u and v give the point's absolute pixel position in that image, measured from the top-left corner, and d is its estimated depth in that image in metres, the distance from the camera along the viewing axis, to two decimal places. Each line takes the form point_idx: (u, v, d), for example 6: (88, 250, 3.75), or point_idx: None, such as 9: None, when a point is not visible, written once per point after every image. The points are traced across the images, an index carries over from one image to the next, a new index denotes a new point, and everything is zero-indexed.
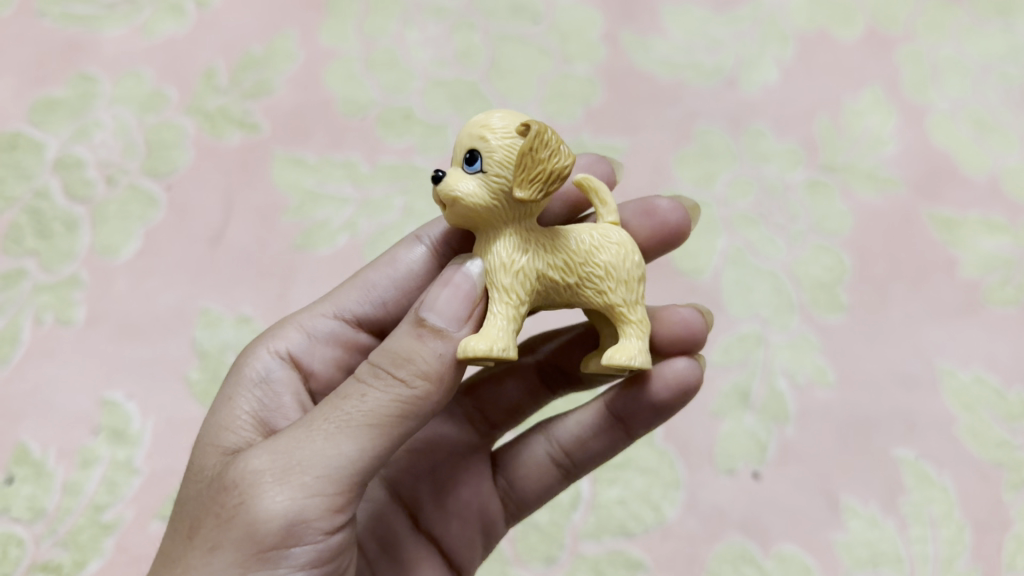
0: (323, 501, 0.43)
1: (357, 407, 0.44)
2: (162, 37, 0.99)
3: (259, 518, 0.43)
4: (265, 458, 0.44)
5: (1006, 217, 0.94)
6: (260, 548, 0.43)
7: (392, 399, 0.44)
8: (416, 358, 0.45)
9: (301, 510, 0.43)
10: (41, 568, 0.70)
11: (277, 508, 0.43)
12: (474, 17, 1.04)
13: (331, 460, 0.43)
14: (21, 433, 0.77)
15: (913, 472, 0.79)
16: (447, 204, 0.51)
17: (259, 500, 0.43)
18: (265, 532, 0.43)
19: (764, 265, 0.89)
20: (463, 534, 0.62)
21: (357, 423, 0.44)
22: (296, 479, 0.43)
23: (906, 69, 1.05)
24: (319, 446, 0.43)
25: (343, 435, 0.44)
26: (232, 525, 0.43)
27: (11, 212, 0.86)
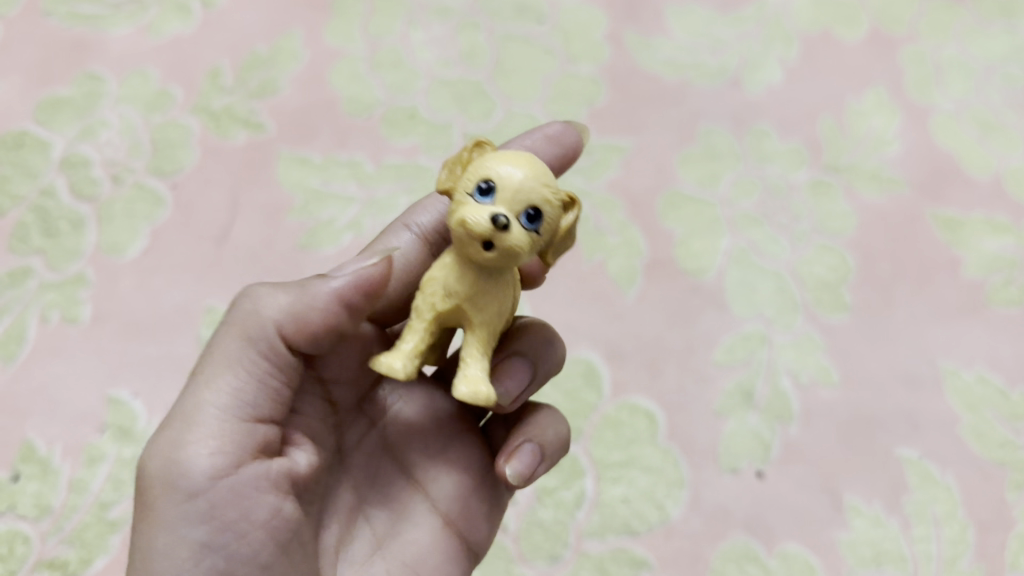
0: (194, 439, 0.47)
1: (207, 358, 0.50)
2: (168, 36, 0.99)
3: (144, 467, 0.48)
4: (160, 420, 0.51)
5: (1009, 218, 0.95)
6: (151, 496, 0.47)
7: (233, 346, 0.49)
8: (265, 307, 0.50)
9: (172, 451, 0.47)
10: (47, 565, 0.70)
11: (156, 454, 0.48)
12: (479, 17, 1.04)
13: (197, 403, 0.48)
14: (27, 430, 0.77)
15: (917, 471, 0.79)
16: (499, 256, 0.44)
17: (151, 447, 0.48)
18: (157, 474, 0.47)
19: (768, 265, 0.90)
20: (482, 513, 0.57)
21: (211, 368, 0.49)
22: (170, 427, 0.48)
23: (909, 70, 1.05)
24: (185, 395, 0.49)
25: (202, 379, 0.49)
26: (140, 477, 0.48)
27: (17, 211, 0.87)
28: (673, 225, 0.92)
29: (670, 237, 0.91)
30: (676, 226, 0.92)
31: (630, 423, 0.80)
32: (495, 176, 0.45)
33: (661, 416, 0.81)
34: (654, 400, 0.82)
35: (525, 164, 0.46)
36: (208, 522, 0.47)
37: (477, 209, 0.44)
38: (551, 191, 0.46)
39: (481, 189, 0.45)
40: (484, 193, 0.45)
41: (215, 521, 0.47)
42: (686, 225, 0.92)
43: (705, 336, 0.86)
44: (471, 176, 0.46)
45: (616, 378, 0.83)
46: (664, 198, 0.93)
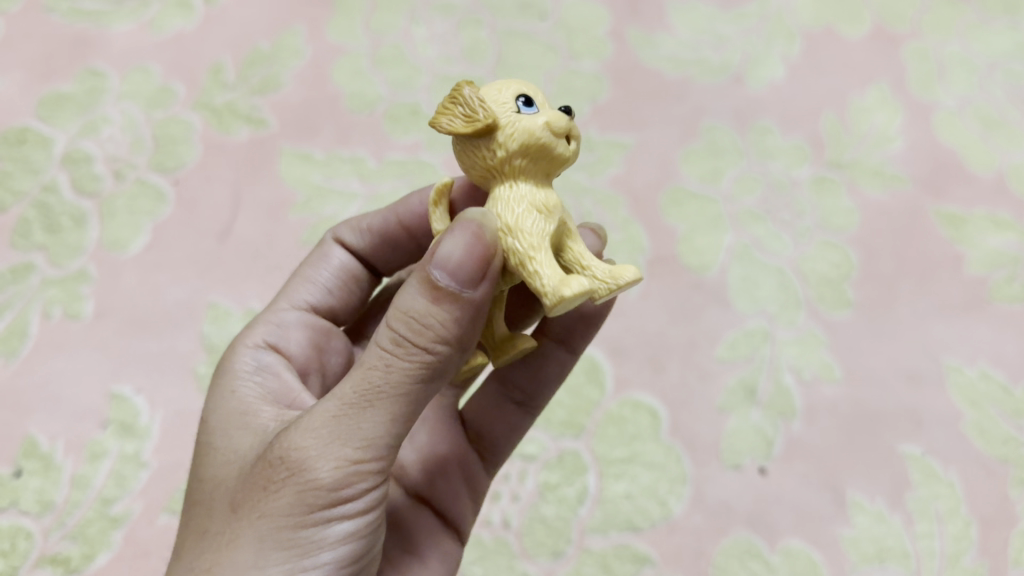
0: (365, 466, 0.43)
1: (385, 379, 0.42)
2: (170, 32, 0.99)
3: (303, 490, 0.42)
4: (304, 433, 0.43)
5: (1012, 214, 0.94)
6: (308, 512, 0.43)
7: (418, 367, 0.43)
8: (438, 322, 0.43)
9: (344, 475, 0.42)
10: (49, 561, 0.70)
11: (322, 480, 0.42)
12: (481, 13, 1.04)
13: (371, 429, 0.42)
14: (29, 426, 0.77)
15: (920, 467, 0.79)
16: (570, 143, 0.51)
17: (301, 472, 0.42)
18: (314, 498, 0.42)
19: (771, 261, 0.90)
20: (458, 495, 0.63)
21: (392, 391, 0.42)
22: (339, 450, 0.42)
23: (911, 66, 1.05)
24: (356, 417, 0.42)
25: (377, 405, 0.42)
26: (281, 495, 0.42)
27: (19, 207, 0.87)
28: (676, 222, 0.91)
29: (673, 233, 0.91)
30: (679, 222, 0.92)
31: (633, 419, 0.80)
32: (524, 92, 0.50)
33: (664, 412, 0.81)
34: (657, 396, 0.82)
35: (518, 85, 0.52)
36: (358, 528, 0.45)
37: (552, 114, 0.49)
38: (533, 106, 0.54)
39: (523, 103, 0.49)
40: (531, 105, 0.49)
41: (364, 527, 0.45)
42: (689, 221, 0.92)
43: (708, 332, 0.86)
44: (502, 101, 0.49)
45: (618, 374, 0.83)
46: (666, 194, 0.93)
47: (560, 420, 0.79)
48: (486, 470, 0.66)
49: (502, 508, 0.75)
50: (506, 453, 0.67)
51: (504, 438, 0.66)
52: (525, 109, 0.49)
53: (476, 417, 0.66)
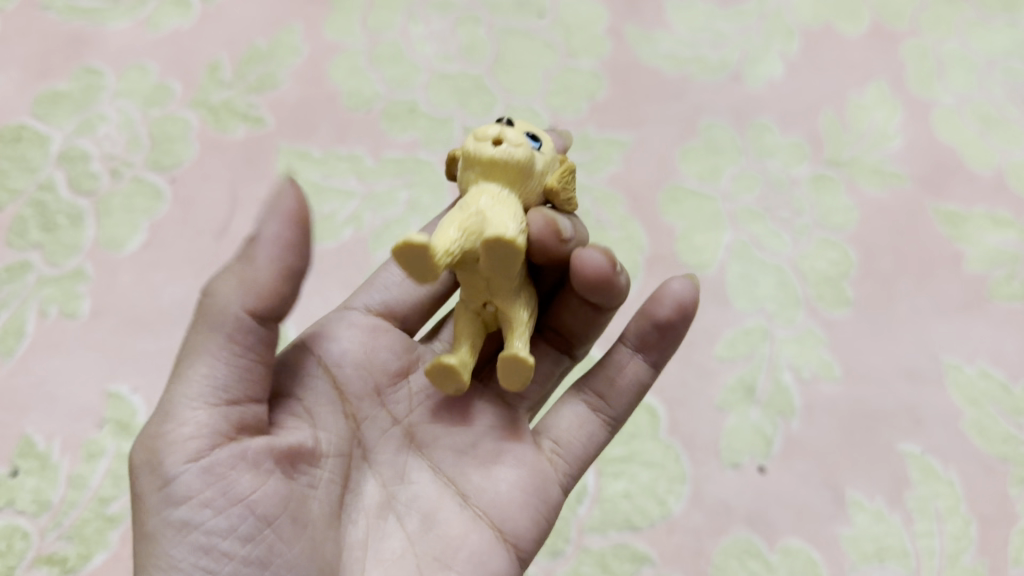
0: (178, 426, 0.45)
1: (189, 344, 0.47)
2: (167, 30, 0.99)
3: (137, 462, 0.46)
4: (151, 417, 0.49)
5: (1011, 213, 0.94)
6: (142, 482, 0.45)
7: (204, 320, 0.46)
8: (219, 280, 0.46)
9: (162, 444, 0.45)
10: (46, 561, 0.69)
11: (143, 447, 0.46)
12: (478, 11, 1.04)
13: (180, 390, 0.46)
14: (25, 425, 0.76)
15: (920, 465, 0.79)
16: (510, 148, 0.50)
17: (137, 443, 0.47)
18: (140, 466, 0.46)
19: (770, 259, 0.89)
20: (518, 508, 0.56)
21: (189, 352, 0.46)
22: (158, 416, 0.46)
23: (910, 63, 1.05)
24: (169, 385, 0.47)
25: (182, 368, 0.46)
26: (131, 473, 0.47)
27: (15, 205, 0.86)
28: (674, 219, 0.91)
29: (672, 232, 0.91)
30: (677, 221, 0.91)
31: (631, 418, 0.80)
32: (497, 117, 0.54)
33: (662, 410, 0.81)
34: (655, 395, 0.82)
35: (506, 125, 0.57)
36: (197, 513, 0.44)
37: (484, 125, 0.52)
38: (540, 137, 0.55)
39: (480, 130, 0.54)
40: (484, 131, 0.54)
41: (202, 513, 0.45)
42: (687, 220, 0.92)
43: (707, 331, 0.85)
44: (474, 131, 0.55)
45: None
46: (665, 192, 0.93)
47: None
48: (562, 483, 0.60)
49: None
50: (586, 465, 0.62)
51: (580, 447, 0.61)
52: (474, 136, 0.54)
53: (550, 424, 0.61)
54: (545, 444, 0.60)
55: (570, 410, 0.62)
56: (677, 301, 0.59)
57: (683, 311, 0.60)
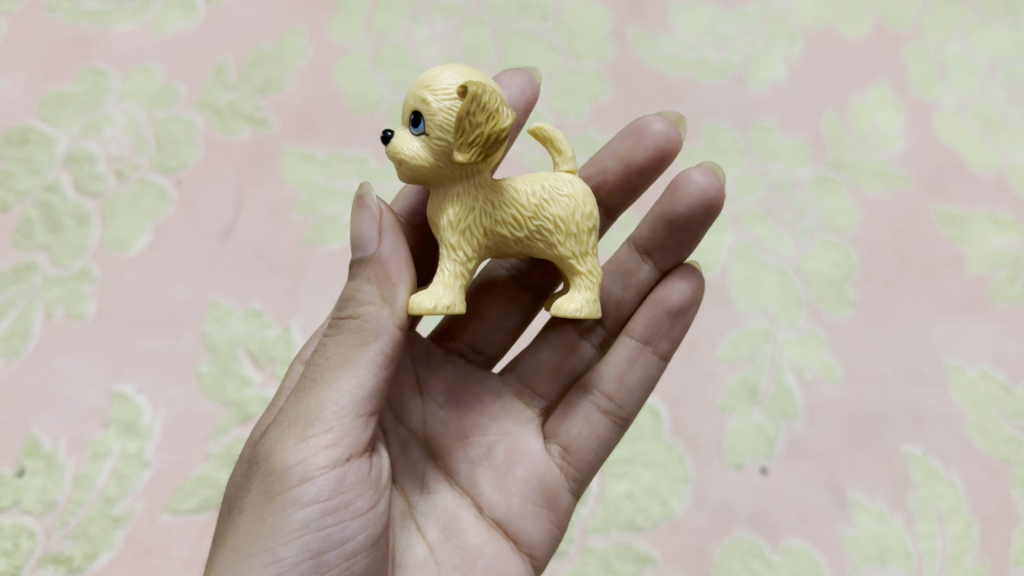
0: (319, 439, 0.49)
1: (328, 356, 0.51)
2: (173, 33, 0.99)
3: (273, 470, 0.49)
4: (276, 425, 0.51)
5: (1013, 214, 0.94)
6: (275, 493, 0.49)
7: (352, 334, 0.50)
8: (361, 294, 0.51)
9: (304, 450, 0.49)
10: (52, 560, 0.70)
11: (286, 457, 0.49)
12: (482, 13, 1.04)
13: (319, 402, 0.49)
14: (32, 425, 0.77)
15: (922, 467, 0.79)
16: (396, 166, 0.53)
17: (273, 456, 0.49)
18: (277, 477, 0.49)
19: (773, 261, 0.90)
20: (530, 520, 0.60)
21: (333, 363, 0.50)
22: (297, 426, 0.49)
23: (913, 66, 1.05)
24: (307, 398, 0.50)
25: (323, 380, 0.50)
26: (256, 482, 0.50)
27: (21, 207, 0.87)
28: None
29: None
30: None
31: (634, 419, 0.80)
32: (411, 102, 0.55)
33: (665, 411, 0.81)
34: (658, 396, 0.82)
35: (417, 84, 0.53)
36: (318, 516, 0.49)
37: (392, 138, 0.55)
38: (428, 94, 0.51)
39: None
40: None
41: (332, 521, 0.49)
42: None
43: (709, 332, 0.86)
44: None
45: None
46: None
47: None
48: (570, 489, 0.63)
49: None
50: (592, 470, 0.64)
51: (589, 453, 0.63)
52: None
53: (560, 429, 0.63)
54: (554, 450, 0.62)
55: (579, 412, 0.63)
56: (689, 287, 0.63)
57: (708, 202, 0.63)
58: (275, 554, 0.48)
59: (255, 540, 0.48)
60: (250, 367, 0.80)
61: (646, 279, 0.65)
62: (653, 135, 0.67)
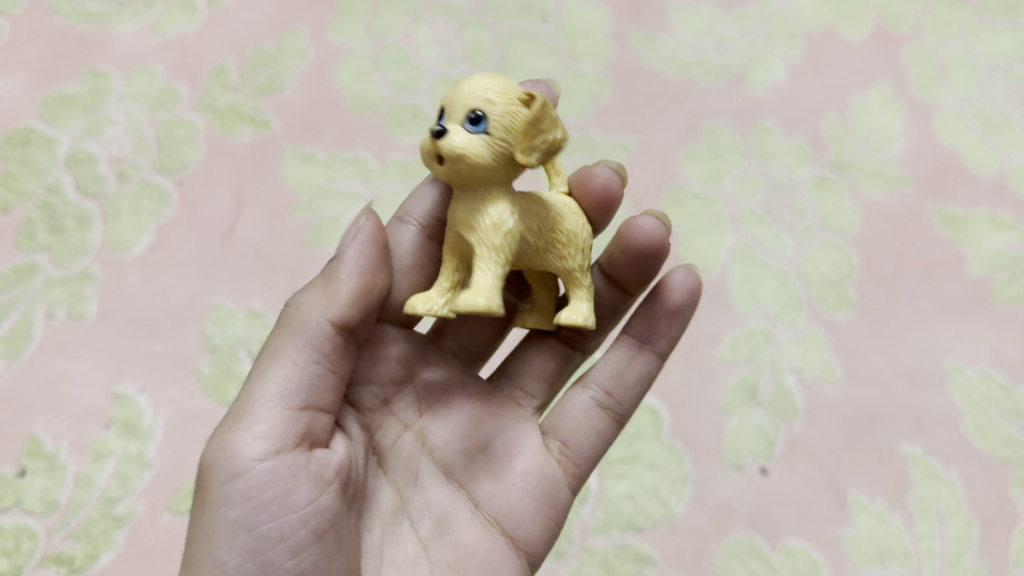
0: (250, 433, 0.51)
1: (271, 354, 0.53)
2: (174, 34, 1.00)
3: (211, 464, 0.51)
4: (226, 424, 0.54)
5: (1013, 215, 0.95)
6: (211, 487, 0.51)
7: (293, 333, 0.53)
8: (308, 298, 0.54)
9: (236, 443, 0.51)
10: (53, 560, 0.70)
11: (218, 450, 0.51)
12: (483, 15, 1.05)
13: (254, 397, 0.52)
14: (34, 426, 0.77)
15: (921, 467, 0.79)
16: (445, 164, 0.51)
17: (211, 451, 0.52)
18: (213, 472, 0.51)
19: (772, 262, 0.90)
20: (529, 516, 0.59)
21: (270, 361, 0.53)
22: (234, 421, 0.52)
23: (913, 67, 1.05)
24: (248, 393, 0.53)
25: (262, 376, 0.52)
26: (200, 477, 0.52)
27: (23, 208, 0.87)
28: (677, 222, 0.92)
29: (674, 234, 0.91)
30: (680, 223, 0.92)
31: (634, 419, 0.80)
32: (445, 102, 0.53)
33: (665, 412, 0.81)
34: (658, 397, 0.82)
35: (462, 85, 0.52)
36: (253, 508, 0.49)
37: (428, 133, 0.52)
38: (492, 94, 0.51)
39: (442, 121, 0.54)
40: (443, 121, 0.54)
41: (265, 513, 0.50)
42: (690, 221, 0.92)
43: (709, 333, 0.86)
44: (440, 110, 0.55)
45: None
46: (668, 195, 0.94)
47: None
48: (570, 485, 0.62)
49: None
50: (592, 465, 0.64)
51: (588, 447, 0.63)
52: None
53: (558, 425, 0.63)
54: (554, 445, 0.62)
55: (578, 407, 0.63)
56: (686, 287, 0.63)
57: (656, 248, 0.63)
58: (214, 549, 0.49)
59: (197, 532, 0.50)
60: (250, 367, 0.81)
61: (609, 302, 0.66)
62: (595, 189, 0.63)
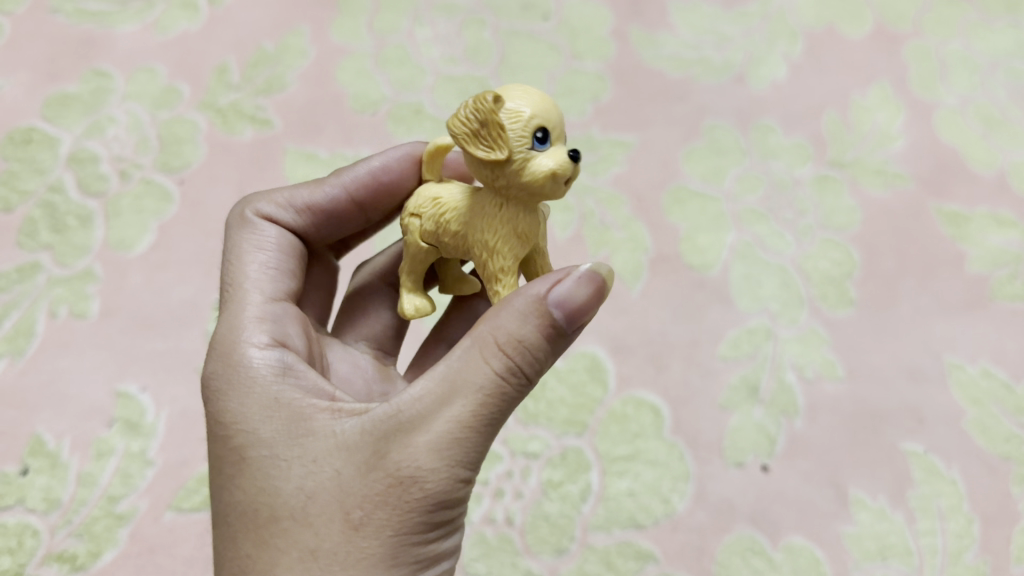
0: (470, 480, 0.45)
1: (500, 401, 0.44)
2: (175, 33, 1.00)
3: (428, 508, 0.43)
4: (424, 451, 0.42)
5: (1014, 213, 0.95)
6: (426, 529, 0.43)
7: (521, 390, 0.45)
8: (543, 349, 0.44)
9: (461, 491, 0.44)
10: (56, 558, 0.70)
11: (445, 498, 0.43)
12: (484, 13, 1.05)
13: (483, 447, 0.44)
14: (36, 424, 0.77)
15: (922, 465, 0.79)
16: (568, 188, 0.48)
17: (429, 496, 0.42)
18: (432, 516, 0.43)
19: (773, 260, 0.90)
20: None
21: (502, 412, 0.44)
22: (462, 467, 0.43)
23: (913, 65, 1.05)
24: (475, 440, 0.43)
25: (489, 427, 0.44)
26: (402, 516, 0.42)
27: (26, 206, 0.87)
28: (678, 221, 0.92)
29: (674, 233, 0.91)
30: (680, 221, 0.92)
31: (635, 417, 0.80)
32: (544, 122, 0.46)
33: (666, 410, 0.81)
34: (659, 394, 0.82)
35: (545, 101, 0.47)
36: None
37: (555, 160, 0.46)
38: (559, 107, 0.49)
39: (537, 140, 0.46)
40: (542, 141, 0.46)
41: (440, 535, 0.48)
42: (690, 220, 0.92)
43: (710, 331, 0.86)
44: (523, 128, 0.46)
45: (620, 373, 0.83)
46: (669, 193, 0.94)
47: (563, 418, 0.80)
48: None
49: (505, 506, 0.76)
50: None
51: None
52: (533, 150, 0.46)
53: None
54: None
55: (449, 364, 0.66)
56: None
57: None
58: None
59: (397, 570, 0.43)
60: None
61: None
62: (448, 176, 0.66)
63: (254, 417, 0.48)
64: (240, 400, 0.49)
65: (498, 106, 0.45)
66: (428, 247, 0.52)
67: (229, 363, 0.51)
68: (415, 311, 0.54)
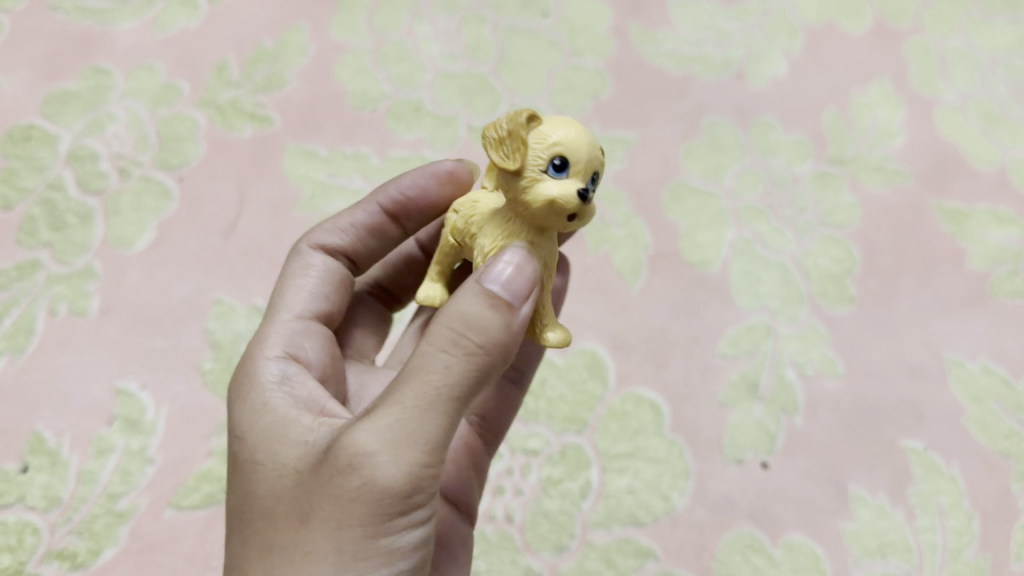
0: (433, 467, 0.42)
1: (445, 378, 0.41)
2: (174, 30, 1.00)
3: (378, 493, 0.41)
4: (368, 434, 0.41)
5: (1014, 210, 0.94)
6: (384, 518, 0.41)
7: (472, 368, 0.42)
8: (490, 324, 0.43)
9: (421, 477, 0.41)
10: (56, 555, 0.70)
11: (395, 483, 0.41)
12: (483, 10, 1.05)
13: (436, 429, 0.41)
14: (36, 422, 0.77)
15: (922, 462, 0.79)
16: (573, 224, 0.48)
17: (376, 479, 0.41)
18: (387, 502, 0.41)
19: (773, 257, 0.90)
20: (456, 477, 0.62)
21: (454, 391, 0.42)
22: (409, 448, 0.41)
23: (913, 61, 1.05)
24: (421, 419, 0.41)
25: (439, 408, 0.41)
26: (353, 503, 0.41)
27: (25, 204, 0.87)
28: (677, 218, 0.92)
29: (675, 230, 0.91)
30: (680, 218, 0.92)
31: (635, 414, 0.80)
32: (569, 152, 0.46)
33: (666, 407, 0.81)
34: (658, 391, 0.82)
35: (579, 136, 0.47)
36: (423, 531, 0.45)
37: (560, 191, 0.46)
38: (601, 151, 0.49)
39: (552, 166, 0.46)
40: (558, 169, 0.46)
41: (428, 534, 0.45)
42: (691, 217, 0.92)
43: (710, 328, 0.86)
44: (544, 150, 0.46)
45: (620, 370, 0.83)
46: (669, 190, 0.94)
47: (563, 415, 0.80)
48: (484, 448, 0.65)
49: (506, 503, 0.76)
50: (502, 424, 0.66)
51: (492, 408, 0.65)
52: (545, 173, 0.46)
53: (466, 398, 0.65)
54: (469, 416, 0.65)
55: None
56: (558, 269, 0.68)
57: None
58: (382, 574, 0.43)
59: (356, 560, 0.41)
60: None
61: None
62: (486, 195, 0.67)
63: (247, 420, 0.50)
64: (240, 407, 0.51)
65: (527, 123, 0.46)
66: (454, 243, 0.54)
67: (241, 373, 0.54)
68: (426, 300, 0.54)
